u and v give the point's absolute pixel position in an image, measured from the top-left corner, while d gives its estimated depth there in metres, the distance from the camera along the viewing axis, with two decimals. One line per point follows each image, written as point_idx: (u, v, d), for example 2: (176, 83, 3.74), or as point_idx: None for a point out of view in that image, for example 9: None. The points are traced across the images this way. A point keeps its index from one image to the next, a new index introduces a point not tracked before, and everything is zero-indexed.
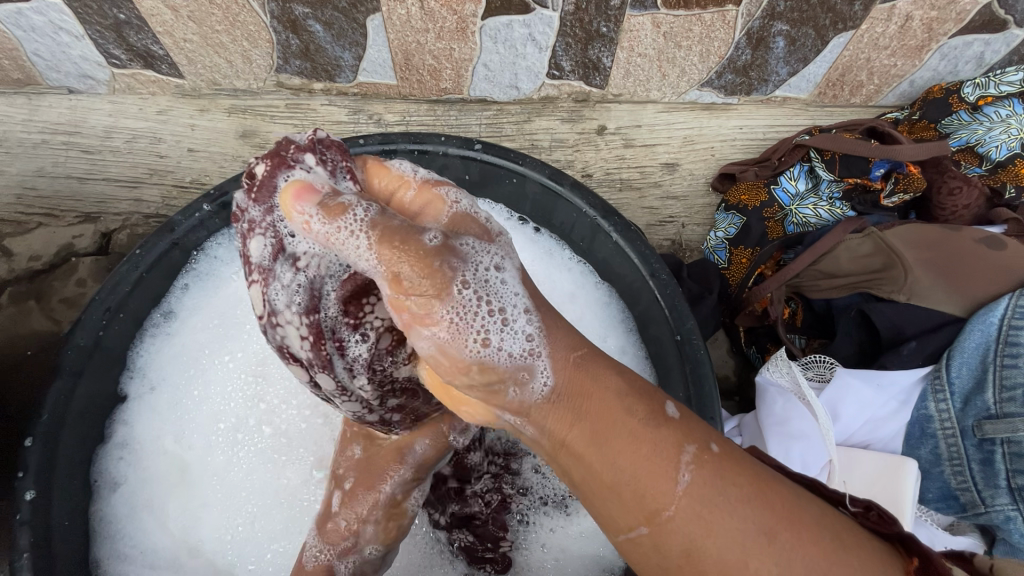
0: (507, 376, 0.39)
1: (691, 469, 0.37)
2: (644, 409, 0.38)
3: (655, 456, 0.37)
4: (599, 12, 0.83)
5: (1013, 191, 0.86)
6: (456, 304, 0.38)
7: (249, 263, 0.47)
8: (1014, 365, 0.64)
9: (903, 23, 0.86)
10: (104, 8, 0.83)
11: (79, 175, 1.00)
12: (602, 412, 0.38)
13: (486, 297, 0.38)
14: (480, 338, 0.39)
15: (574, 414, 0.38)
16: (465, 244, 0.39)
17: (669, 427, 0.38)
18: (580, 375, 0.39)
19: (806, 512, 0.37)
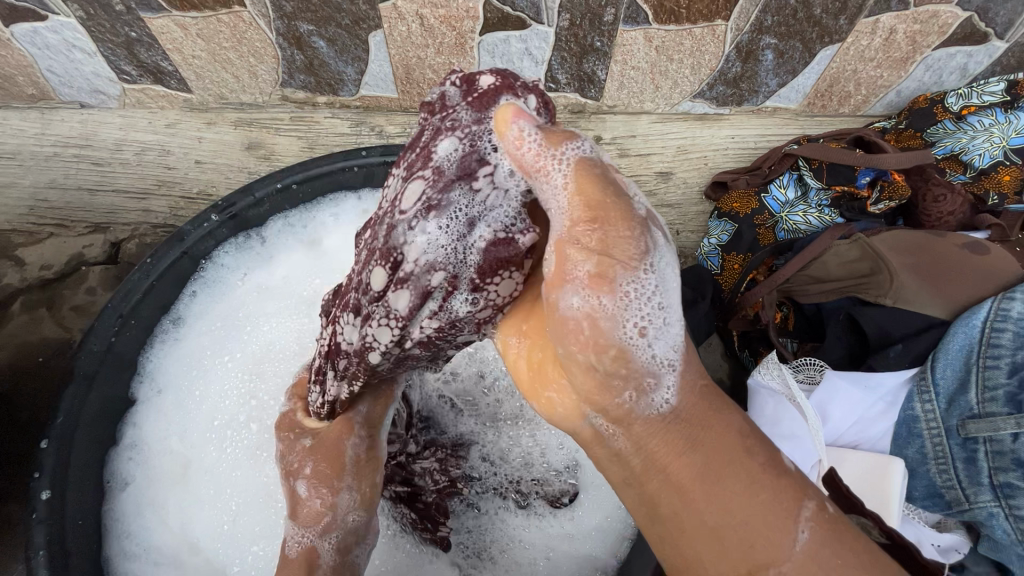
0: (636, 372, 0.37)
1: (808, 527, 0.34)
2: (760, 454, 0.36)
3: (770, 504, 0.34)
4: (593, 27, 0.86)
5: (996, 198, 0.89)
6: (629, 287, 0.35)
7: (431, 158, 0.44)
8: (995, 365, 0.65)
9: (888, 36, 0.89)
10: (116, 27, 0.87)
11: (89, 187, 1.03)
12: (721, 448, 0.36)
13: (657, 292, 0.36)
14: (640, 326, 0.36)
15: (687, 445, 0.36)
16: (657, 235, 0.37)
17: (788, 477, 0.35)
18: (709, 409, 0.38)
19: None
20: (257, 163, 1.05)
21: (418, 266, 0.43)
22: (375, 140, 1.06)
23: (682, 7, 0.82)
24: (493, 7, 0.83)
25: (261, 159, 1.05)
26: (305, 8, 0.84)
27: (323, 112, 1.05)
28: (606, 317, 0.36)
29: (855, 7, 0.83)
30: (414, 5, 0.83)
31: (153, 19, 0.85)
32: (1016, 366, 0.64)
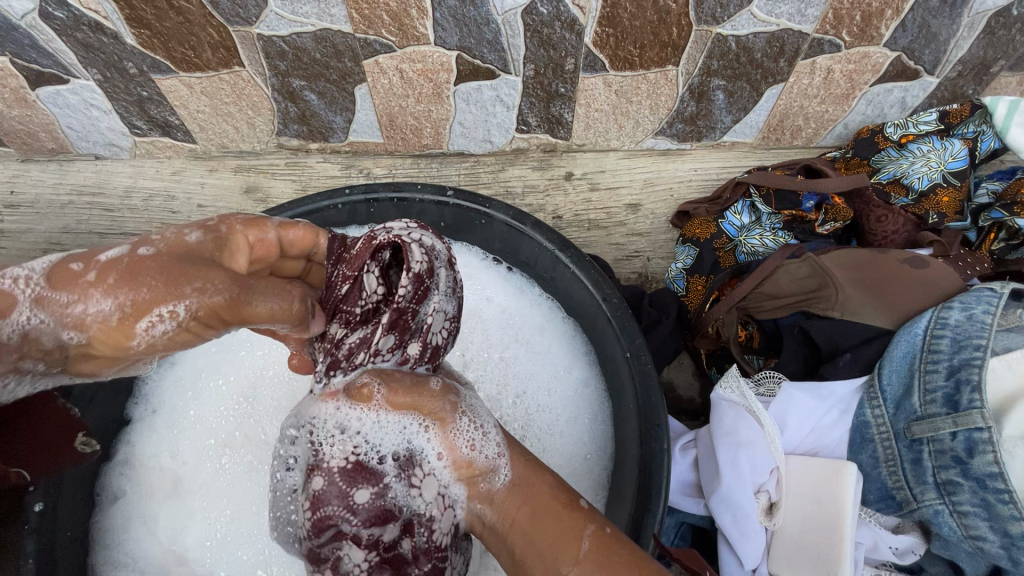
0: (483, 471, 0.60)
1: (589, 540, 0.54)
2: (564, 498, 0.58)
3: (566, 528, 0.55)
4: (556, 75, 0.95)
5: (935, 217, 0.93)
6: (456, 425, 0.61)
7: (453, 284, 0.64)
8: (935, 369, 0.70)
9: (826, 75, 0.97)
10: (130, 87, 0.97)
11: (100, 231, 1.11)
12: (535, 499, 0.58)
13: (471, 417, 0.62)
14: (469, 444, 0.60)
15: (521, 498, 0.58)
16: (465, 398, 0.65)
17: (580, 512, 0.57)
18: (533, 466, 0.61)
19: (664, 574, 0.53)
20: (254, 205, 1.13)
21: (425, 328, 0.62)
22: (363, 181, 1.14)
23: (635, 56, 0.92)
24: (464, 61, 0.93)
25: (258, 201, 1.13)
26: (297, 66, 0.94)
27: (315, 157, 1.15)
28: (451, 448, 0.60)
29: (791, 51, 0.92)
30: (394, 61, 0.93)
31: (162, 80, 0.96)
32: (953, 370, 0.69)
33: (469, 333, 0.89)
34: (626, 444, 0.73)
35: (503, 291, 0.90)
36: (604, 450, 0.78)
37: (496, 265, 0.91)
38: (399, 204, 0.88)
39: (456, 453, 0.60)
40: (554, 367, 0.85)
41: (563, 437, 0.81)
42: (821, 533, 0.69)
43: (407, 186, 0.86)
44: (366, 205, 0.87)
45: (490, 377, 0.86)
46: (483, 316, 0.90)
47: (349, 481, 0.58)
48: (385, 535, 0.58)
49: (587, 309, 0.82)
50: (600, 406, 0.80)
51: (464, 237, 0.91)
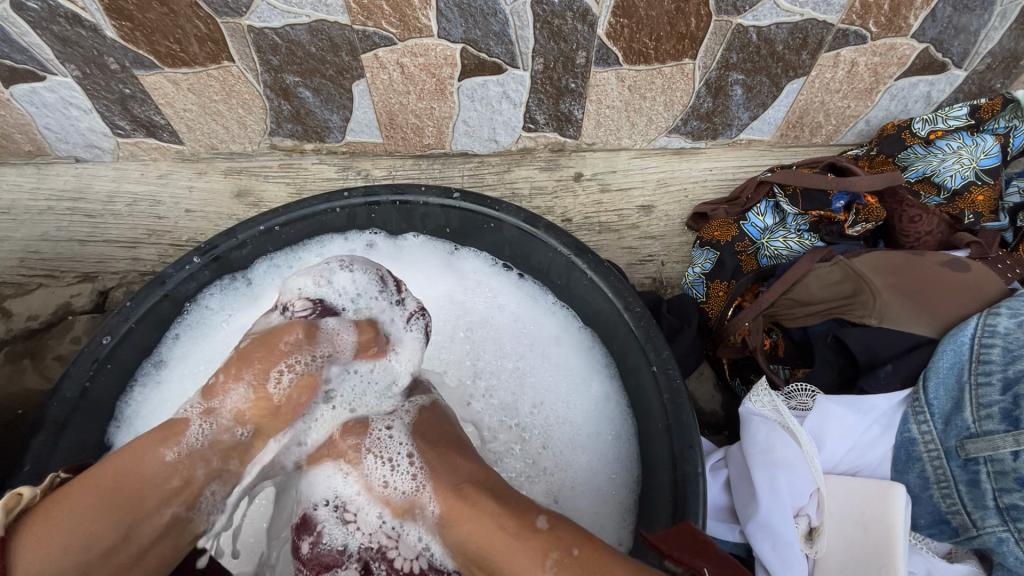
0: (408, 505, 0.61)
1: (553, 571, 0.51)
2: (519, 526, 0.54)
3: (523, 563, 0.52)
4: (566, 70, 0.90)
5: (971, 216, 0.89)
6: (367, 464, 0.64)
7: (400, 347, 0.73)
8: (987, 382, 0.66)
9: (850, 69, 0.92)
10: (111, 85, 0.91)
11: (81, 238, 1.04)
12: (479, 530, 0.55)
13: (378, 450, 0.64)
14: (384, 478, 0.62)
15: (457, 529, 0.57)
16: (381, 431, 0.66)
17: (536, 538, 0.53)
18: (456, 490, 0.58)
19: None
20: (245, 209, 1.07)
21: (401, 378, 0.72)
22: (361, 183, 1.08)
23: (650, 48, 0.86)
24: (469, 55, 0.87)
25: (250, 205, 1.07)
26: (290, 61, 0.88)
27: (311, 158, 1.08)
28: (371, 488, 0.63)
29: (815, 43, 0.87)
30: (394, 54, 0.87)
31: (145, 76, 0.89)
32: (1009, 383, 0.65)
33: (480, 342, 0.83)
34: (656, 464, 0.67)
35: (515, 299, 0.85)
36: (628, 470, 0.72)
37: (506, 271, 0.85)
38: (401, 207, 0.82)
39: (375, 493, 0.63)
40: (570, 381, 0.79)
41: (584, 453, 0.75)
42: (869, 562, 0.63)
43: (411, 188, 0.80)
44: (366, 209, 0.81)
45: (500, 388, 0.80)
46: (493, 323, 0.84)
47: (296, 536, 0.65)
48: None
49: (607, 318, 0.76)
50: (623, 422, 0.75)
51: (471, 241, 0.85)
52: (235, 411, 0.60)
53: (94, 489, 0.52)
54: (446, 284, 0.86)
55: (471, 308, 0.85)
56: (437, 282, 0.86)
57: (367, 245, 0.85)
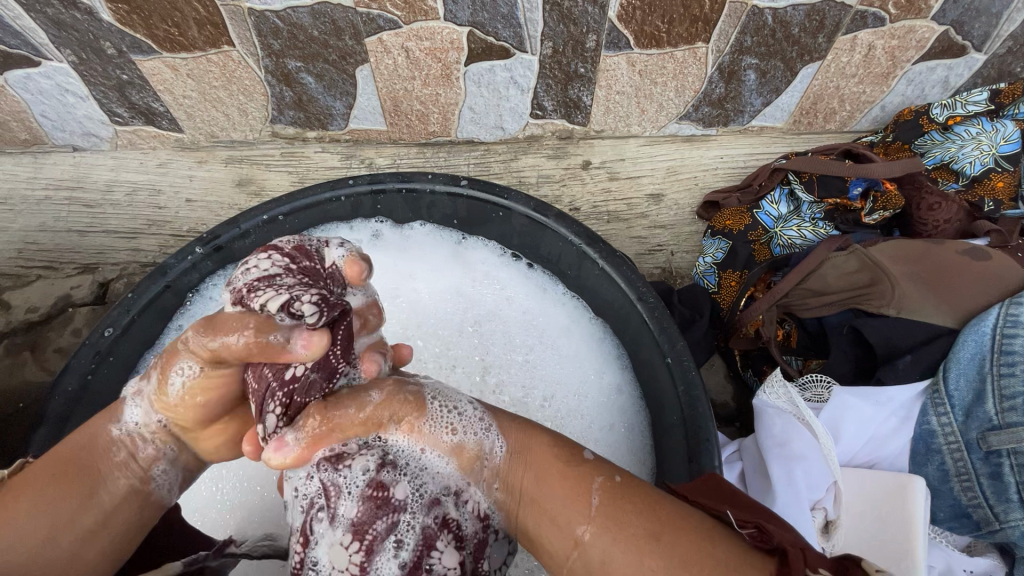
0: (475, 456, 0.49)
1: (599, 493, 0.44)
2: (565, 452, 0.48)
3: (573, 483, 0.45)
4: (576, 54, 0.88)
5: (991, 204, 0.88)
6: (431, 416, 0.49)
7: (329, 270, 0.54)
8: (1010, 374, 0.65)
9: (867, 53, 0.90)
10: (108, 70, 0.88)
11: (80, 229, 1.02)
12: (535, 458, 0.48)
13: (442, 400, 0.51)
14: (448, 427, 0.49)
15: (520, 465, 0.48)
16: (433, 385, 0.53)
17: (584, 464, 0.47)
18: (520, 427, 0.51)
19: (686, 512, 0.44)
20: (247, 199, 1.05)
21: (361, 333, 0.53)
22: (364, 171, 1.06)
23: (663, 32, 0.84)
24: (476, 38, 0.84)
25: (252, 195, 1.04)
26: (292, 45, 0.85)
27: (313, 147, 1.06)
28: (436, 440, 0.49)
29: (832, 25, 0.84)
30: (399, 38, 0.85)
31: (144, 61, 0.87)
32: None
33: (489, 334, 0.81)
34: (671, 458, 0.66)
35: (524, 289, 0.83)
36: (643, 464, 0.71)
37: (515, 260, 0.83)
38: (408, 195, 0.80)
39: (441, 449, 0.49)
40: (583, 373, 0.77)
41: (599, 447, 0.73)
42: (889, 555, 0.63)
43: (417, 176, 0.78)
44: (372, 197, 0.79)
45: (514, 376, 0.79)
46: (503, 312, 0.82)
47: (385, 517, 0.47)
48: (441, 564, 0.47)
49: (618, 307, 0.75)
50: (637, 416, 0.73)
51: (479, 231, 0.84)
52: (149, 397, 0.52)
53: (34, 477, 0.48)
54: (454, 273, 0.84)
55: (480, 296, 0.83)
56: (446, 271, 0.85)
57: (373, 235, 0.84)
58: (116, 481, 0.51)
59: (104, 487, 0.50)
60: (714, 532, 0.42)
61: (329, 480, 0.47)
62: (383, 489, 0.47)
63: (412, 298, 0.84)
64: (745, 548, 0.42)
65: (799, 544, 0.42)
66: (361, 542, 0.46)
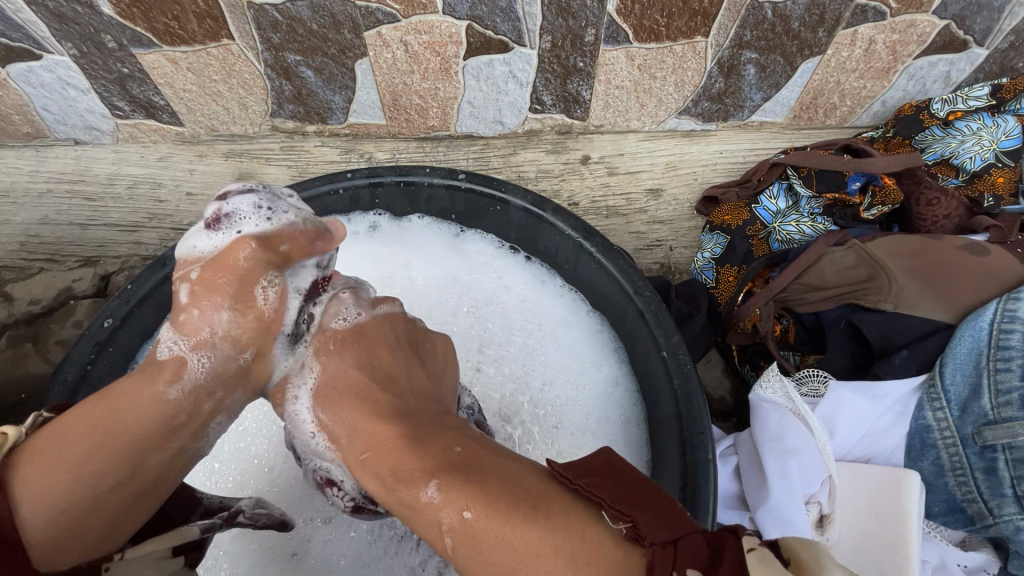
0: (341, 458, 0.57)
1: (450, 535, 0.43)
2: (411, 494, 0.46)
3: (429, 528, 0.45)
4: (575, 48, 0.88)
5: (991, 199, 0.87)
6: (296, 409, 0.61)
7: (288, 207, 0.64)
8: (1006, 369, 0.65)
9: (868, 47, 0.89)
10: (108, 64, 0.89)
11: (82, 222, 1.02)
12: (391, 500, 0.48)
13: (299, 402, 0.60)
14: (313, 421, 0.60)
15: (383, 496, 0.50)
16: (295, 381, 0.61)
17: (426, 510, 0.45)
18: (362, 460, 0.52)
19: (544, 538, 0.39)
20: None
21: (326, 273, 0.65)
22: (364, 166, 1.06)
23: (662, 26, 0.83)
24: (475, 32, 0.84)
25: None
26: (292, 39, 0.86)
27: (313, 141, 1.06)
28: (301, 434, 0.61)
29: (833, 19, 0.84)
30: (398, 32, 0.85)
31: (144, 55, 0.87)
32: None
33: (486, 327, 0.82)
34: (666, 450, 0.66)
35: (521, 282, 0.83)
36: (639, 455, 0.71)
37: (513, 254, 0.84)
38: (405, 188, 0.80)
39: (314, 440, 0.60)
40: (578, 366, 0.78)
41: (595, 439, 0.74)
42: (884, 551, 0.63)
43: (415, 169, 0.78)
44: (369, 190, 0.80)
45: (511, 368, 0.79)
46: (501, 305, 0.83)
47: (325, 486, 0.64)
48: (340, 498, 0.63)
49: (615, 301, 0.75)
50: (634, 409, 0.73)
51: (476, 224, 0.84)
52: (225, 338, 0.56)
53: (78, 449, 0.47)
54: (451, 266, 0.85)
55: (477, 288, 0.84)
56: (444, 263, 0.85)
57: (371, 227, 0.84)
58: (169, 450, 0.52)
59: (158, 458, 0.51)
60: (580, 544, 0.39)
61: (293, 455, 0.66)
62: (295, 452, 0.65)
63: (409, 290, 0.84)
64: (615, 557, 0.38)
65: (673, 534, 0.38)
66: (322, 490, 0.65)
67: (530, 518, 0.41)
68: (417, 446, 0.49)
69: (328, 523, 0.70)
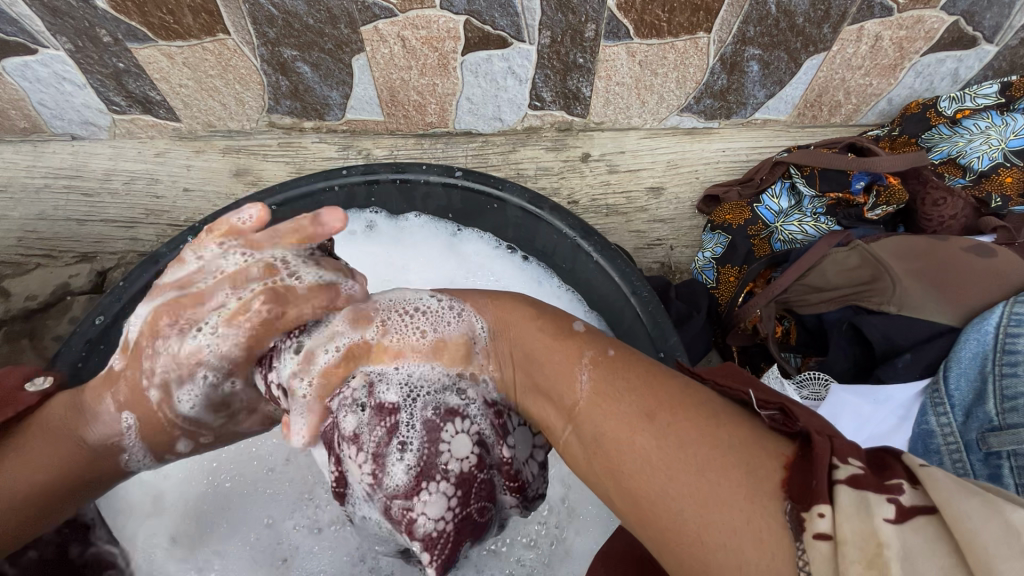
0: (460, 346, 0.51)
1: (589, 370, 0.44)
2: (554, 331, 0.49)
3: (562, 360, 0.45)
4: (574, 44, 0.86)
5: (999, 200, 0.84)
6: (398, 324, 0.53)
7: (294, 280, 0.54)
8: (1013, 372, 0.60)
9: (874, 43, 0.88)
10: (104, 58, 0.88)
11: (78, 218, 1.02)
12: (518, 342, 0.50)
13: (405, 309, 0.54)
14: (420, 329, 0.52)
15: (506, 351, 0.50)
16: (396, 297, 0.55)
17: (574, 342, 0.47)
18: (501, 306, 0.52)
19: (693, 395, 0.40)
20: (244, 189, 1.04)
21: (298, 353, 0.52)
22: (362, 162, 1.05)
23: (663, 21, 0.82)
24: (473, 27, 0.83)
25: (248, 185, 1.04)
26: (287, 34, 0.85)
27: (310, 137, 1.06)
28: (406, 340, 0.52)
29: (838, 15, 0.82)
30: (395, 27, 0.84)
31: (139, 50, 0.87)
32: None
33: None
34: None
35: (518, 281, 0.82)
36: None
37: (510, 253, 0.83)
38: (401, 185, 0.79)
39: (422, 347, 0.52)
40: None
41: None
42: None
43: (412, 166, 0.77)
44: (365, 187, 0.79)
45: None
46: None
47: (428, 442, 0.47)
48: (452, 449, 0.47)
49: (613, 302, 0.74)
50: None
51: (474, 223, 0.83)
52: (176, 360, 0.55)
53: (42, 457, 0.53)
54: (447, 265, 0.84)
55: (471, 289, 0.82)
56: (440, 262, 0.84)
57: (368, 226, 0.83)
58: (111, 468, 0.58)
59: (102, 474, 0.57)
60: (725, 408, 0.40)
61: (367, 399, 0.49)
62: (374, 398, 0.49)
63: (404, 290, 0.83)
64: (764, 434, 0.38)
65: (826, 432, 0.37)
66: (408, 459, 0.46)
67: (686, 381, 0.42)
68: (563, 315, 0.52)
69: (317, 532, 0.69)
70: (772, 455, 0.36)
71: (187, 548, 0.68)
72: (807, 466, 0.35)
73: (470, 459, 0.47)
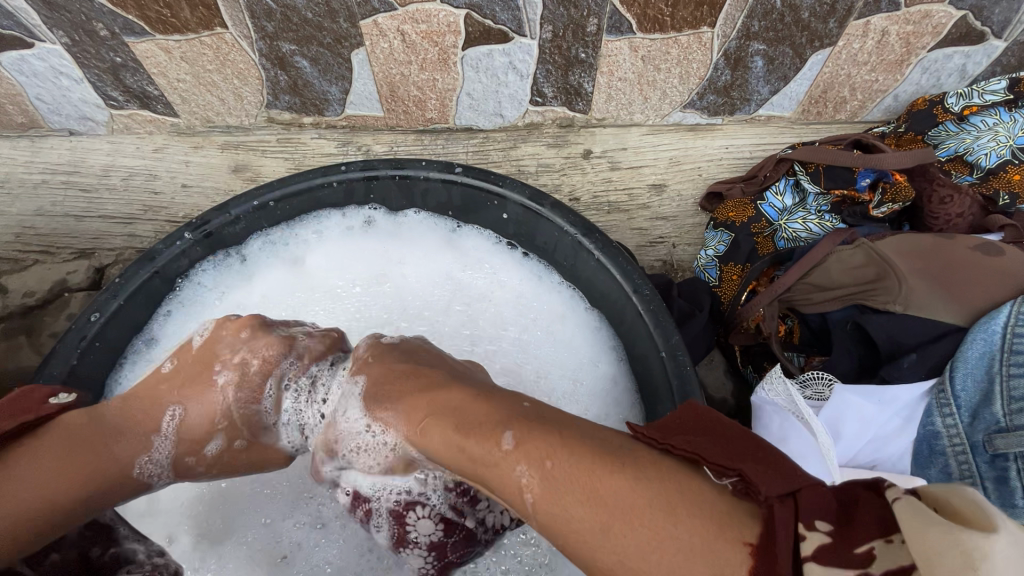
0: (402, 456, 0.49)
1: (528, 473, 0.38)
2: (480, 445, 0.41)
3: (501, 480, 0.40)
4: (576, 38, 0.85)
5: (1007, 198, 0.83)
6: (350, 434, 0.54)
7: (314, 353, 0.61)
8: (1020, 373, 0.62)
9: (881, 39, 0.86)
10: (101, 53, 0.87)
11: (77, 214, 1.01)
12: (449, 454, 0.43)
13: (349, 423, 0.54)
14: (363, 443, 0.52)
15: (442, 458, 0.45)
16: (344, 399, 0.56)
17: (501, 458, 0.40)
18: (418, 422, 0.46)
19: (635, 490, 0.35)
20: (243, 185, 1.04)
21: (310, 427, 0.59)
22: (361, 158, 1.04)
23: (666, 16, 0.81)
24: (474, 21, 0.82)
25: (248, 181, 1.03)
26: (286, 28, 0.84)
27: (310, 133, 1.05)
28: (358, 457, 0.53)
29: (844, 9, 0.81)
30: (395, 21, 0.83)
31: (137, 44, 0.86)
32: None
33: (484, 322, 0.80)
34: None
35: (518, 278, 0.81)
36: None
37: (510, 249, 0.82)
38: (401, 182, 0.78)
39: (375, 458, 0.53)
40: (575, 366, 0.76)
41: None
42: None
43: (411, 162, 0.76)
44: (364, 184, 0.78)
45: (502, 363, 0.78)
46: (495, 302, 0.81)
47: (400, 527, 0.55)
48: (419, 529, 0.54)
49: (614, 300, 0.73)
50: (631, 408, 0.72)
51: (473, 219, 0.82)
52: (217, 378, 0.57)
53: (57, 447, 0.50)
54: (446, 261, 0.83)
55: (470, 285, 0.82)
56: (438, 258, 0.84)
57: (366, 222, 0.82)
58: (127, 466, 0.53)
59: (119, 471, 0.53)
60: (681, 501, 0.34)
61: (356, 501, 0.56)
62: (359, 496, 0.56)
63: (399, 283, 0.83)
64: (723, 503, 0.34)
65: (791, 487, 0.33)
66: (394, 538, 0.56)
67: (626, 462, 0.36)
68: (481, 402, 0.44)
69: (321, 528, 0.69)
70: (733, 545, 0.31)
71: (186, 546, 0.67)
72: (774, 563, 0.30)
73: (436, 534, 0.54)
